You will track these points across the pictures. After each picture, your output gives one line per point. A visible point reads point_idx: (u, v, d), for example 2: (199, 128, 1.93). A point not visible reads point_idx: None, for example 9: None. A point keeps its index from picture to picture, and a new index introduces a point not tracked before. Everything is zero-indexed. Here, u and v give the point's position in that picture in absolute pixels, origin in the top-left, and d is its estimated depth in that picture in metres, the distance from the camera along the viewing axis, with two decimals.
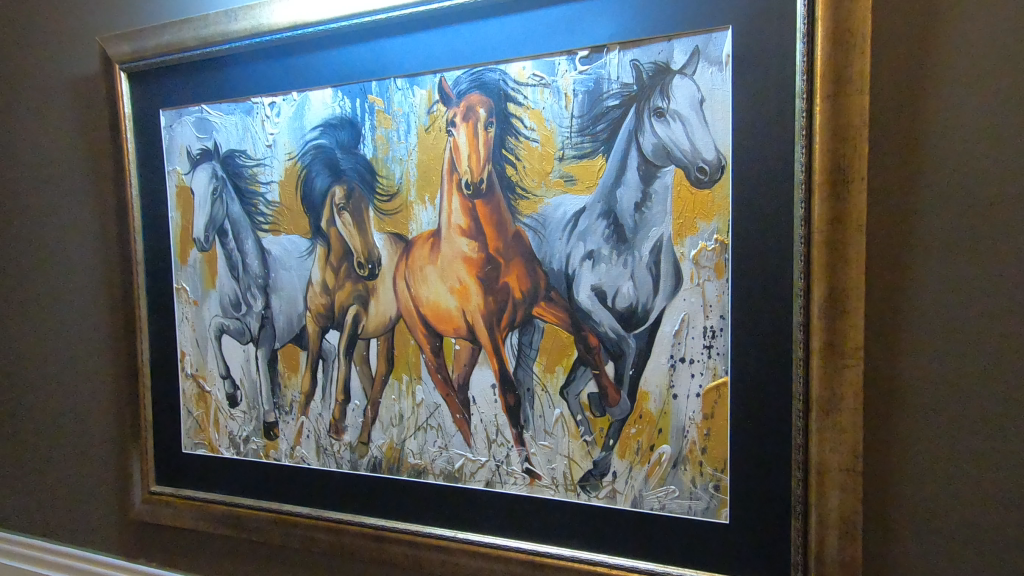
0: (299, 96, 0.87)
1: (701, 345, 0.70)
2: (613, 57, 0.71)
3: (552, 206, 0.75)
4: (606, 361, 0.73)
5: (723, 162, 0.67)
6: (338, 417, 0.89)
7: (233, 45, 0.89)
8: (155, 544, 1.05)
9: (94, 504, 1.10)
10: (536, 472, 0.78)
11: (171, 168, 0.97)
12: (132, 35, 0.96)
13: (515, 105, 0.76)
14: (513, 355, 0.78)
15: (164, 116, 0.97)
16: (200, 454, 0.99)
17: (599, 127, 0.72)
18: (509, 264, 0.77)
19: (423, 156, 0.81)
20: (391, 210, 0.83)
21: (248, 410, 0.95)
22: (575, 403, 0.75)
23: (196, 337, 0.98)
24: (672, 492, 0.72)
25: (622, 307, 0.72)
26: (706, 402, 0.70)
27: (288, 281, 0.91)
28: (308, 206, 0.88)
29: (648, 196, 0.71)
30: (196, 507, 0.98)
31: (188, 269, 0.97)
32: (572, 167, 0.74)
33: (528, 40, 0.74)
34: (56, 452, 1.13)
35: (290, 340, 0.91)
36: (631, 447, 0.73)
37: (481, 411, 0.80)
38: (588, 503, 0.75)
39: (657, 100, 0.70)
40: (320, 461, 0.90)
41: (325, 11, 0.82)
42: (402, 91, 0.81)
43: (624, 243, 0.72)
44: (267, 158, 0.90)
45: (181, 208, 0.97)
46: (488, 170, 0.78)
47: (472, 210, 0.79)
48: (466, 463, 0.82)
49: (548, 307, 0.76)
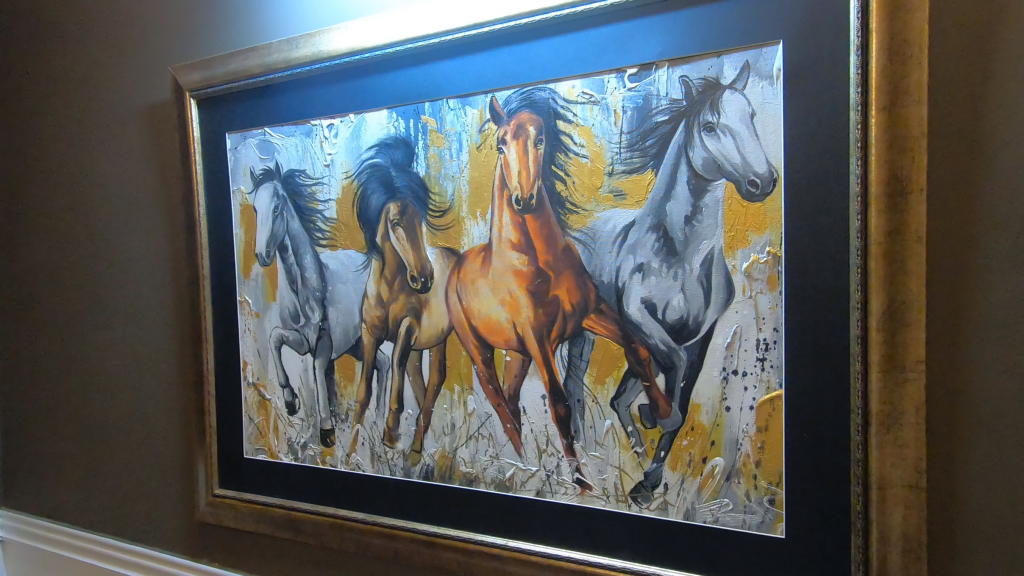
0: (356, 117, 0.91)
1: (754, 358, 0.69)
2: (662, 73, 0.72)
3: (602, 220, 0.76)
4: (657, 372, 0.74)
5: (775, 175, 0.68)
6: (392, 425, 0.92)
7: (295, 71, 0.94)
8: (217, 545, 1.10)
9: (161, 505, 1.16)
10: (587, 482, 0.79)
11: (236, 187, 1.03)
12: (202, 65, 1.03)
13: (565, 122, 0.78)
14: (563, 366, 0.79)
15: (230, 139, 1.03)
16: (260, 460, 1.03)
17: (649, 142, 0.73)
18: (559, 277, 0.79)
19: (474, 173, 0.84)
20: (443, 225, 0.86)
21: (306, 418, 0.99)
22: (625, 414, 0.76)
23: (258, 347, 1.03)
24: (726, 506, 0.72)
25: (672, 320, 0.73)
26: (760, 415, 0.70)
27: (344, 294, 0.95)
28: (364, 223, 0.92)
29: (699, 210, 0.71)
30: (257, 510, 1.03)
31: (251, 282, 1.03)
32: (621, 182, 0.75)
33: (577, 59, 0.76)
34: (126, 456, 1.20)
35: (346, 350, 0.95)
36: (682, 459, 0.74)
37: (531, 421, 0.82)
38: (639, 514, 0.76)
39: (707, 115, 0.70)
40: (374, 468, 0.93)
41: (382, 37, 0.87)
42: (454, 111, 0.84)
43: (674, 256, 0.73)
44: (325, 176, 0.95)
45: (245, 225, 1.03)
46: (539, 186, 0.80)
47: (523, 225, 0.81)
48: (517, 472, 0.83)
49: (598, 319, 0.77)
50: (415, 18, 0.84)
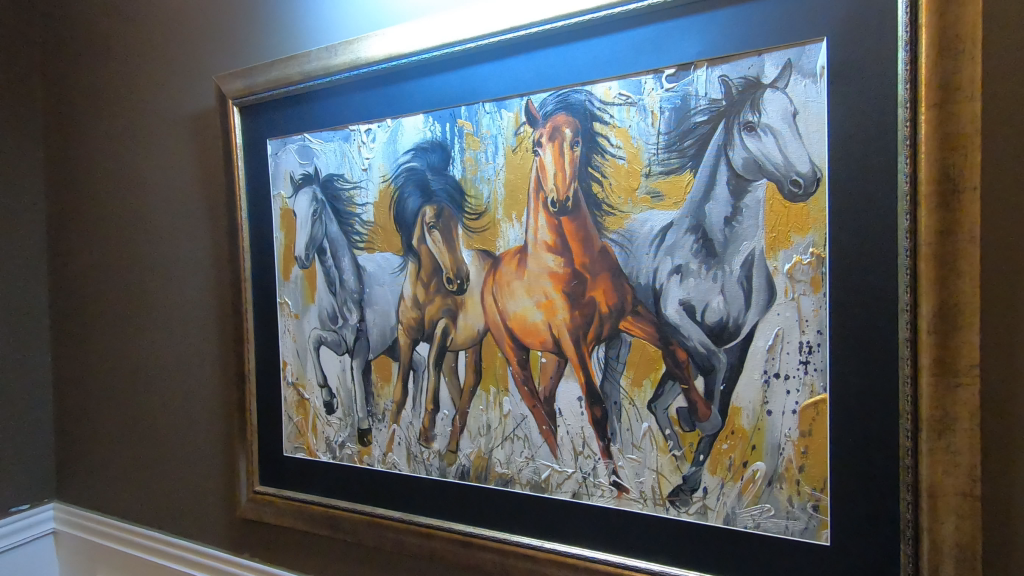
0: (393, 122, 0.93)
1: (797, 361, 0.68)
2: (701, 73, 0.72)
3: (639, 222, 0.76)
4: (696, 375, 0.73)
5: (819, 174, 0.66)
6: (428, 425, 0.93)
7: (333, 78, 0.96)
8: (258, 540, 1.13)
9: (204, 500, 1.20)
10: (623, 485, 0.78)
11: (277, 192, 1.06)
12: (244, 73, 1.06)
13: (602, 124, 0.78)
14: (600, 368, 0.79)
15: (271, 145, 1.06)
16: (299, 458, 1.06)
17: (687, 143, 0.73)
18: (595, 279, 0.79)
19: (510, 176, 0.85)
20: (479, 227, 0.87)
21: (344, 417, 1.01)
22: (663, 417, 0.75)
23: (297, 348, 1.05)
24: (767, 511, 0.71)
25: (712, 322, 0.72)
26: (803, 420, 0.68)
27: (381, 295, 0.96)
28: (400, 225, 0.94)
29: (739, 211, 0.70)
30: (296, 507, 1.05)
31: (290, 284, 1.05)
32: (659, 183, 0.75)
33: (614, 61, 0.76)
34: (171, 452, 1.24)
35: (382, 351, 0.97)
36: (722, 463, 0.73)
37: (567, 423, 0.82)
38: (677, 518, 0.75)
39: (748, 114, 0.69)
40: (410, 468, 0.94)
41: (419, 43, 0.88)
42: (490, 115, 0.85)
43: (713, 257, 0.72)
44: (363, 180, 0.97)
45: (285, 228, 1.05)
46: (575, 188, 0.80)
47: (559, 227, 0.81)
48: (553, 474, 0.83)
49: (635, 321, 0.77)
50: (451, 23, 0.85)
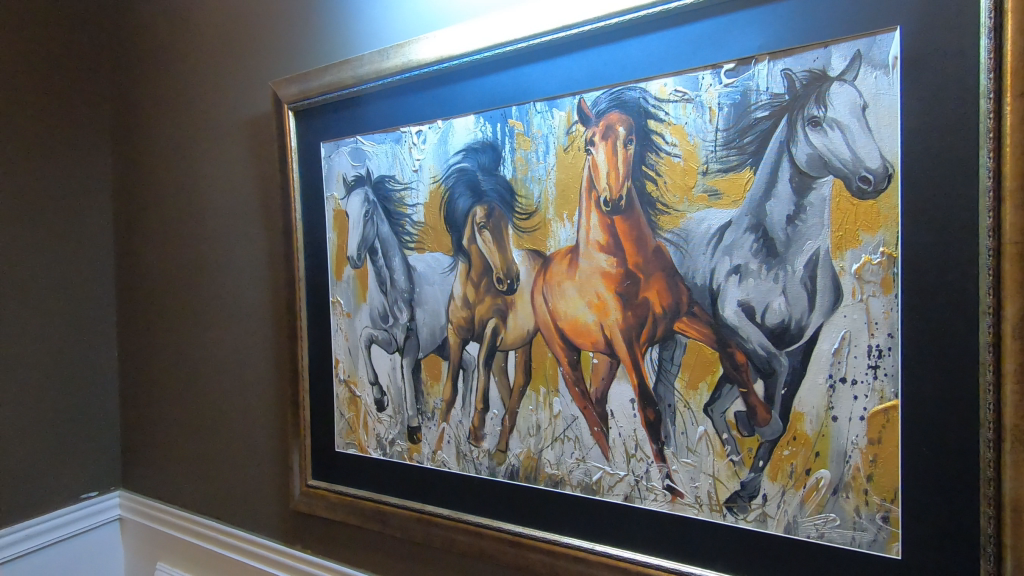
0: (444, 123, 0.94)
1: (865, 365, 0.65)
2: (762, 67, 0.69)
3: (695, 221, 0.74)
4: (755, 379, 0.71)
5: (891, 170, 0.64)
6: (477, 424, 0.93)
7: (386, 81, 0.98)
8: (310, 533, 1.16)
9: (259, 493, 1.24)
10: (677, 490, 0.77)
11: (330, 193, 1.08)
12: (298, 78, 1.09)
13: (656, 122, 0.76)
14: (653, 370, 0.78)
15: (324, 148, 1.08)
16: (351, 453, 1.08)
17: (747, 139, 0.71)
18: (649, 279, 0.78)
19: (562, 175, 0.84)
20: (530, 227, 0.87)
21: (394, 415, 1.02)
22: (720, 421, 0.74)
23: (349, 346, 1.07)
24: (832, 521, 0.68)
25: (772, 324, 0.70)
26: (872, 427, 0.65)
27: (431, 295, 0.97)
28: (451, 226, 0.95)
29: (802, 209, 0.68)
30: (348, 502, 1.07)
31: (343, 284, 1.08)
32: (717, 181, 0.73)
33: (669, 57, 0.75)
34: (228, 444, 1.29)
35: (432, 350, 0.98)
36: (783, 470, 0.70)
37: (620, 425, 0.81)
38: (735, 525, 0.73)
39: (812, 109, 0.67)
40: (460, 466, 0.95)
41: (470, 44, 0.89)
42: (541, 114, 0.85)
43: (775, 257, 0.70)
44: (413, 181, 0.98)
45: (337, 229, 1.08)
46: (628, 187, 0.79)
47: (611, 226, 0.80)
48: (604, 477, 0.82)
49: (691, 323, 0.75)
50: (502, 24, 0.86)
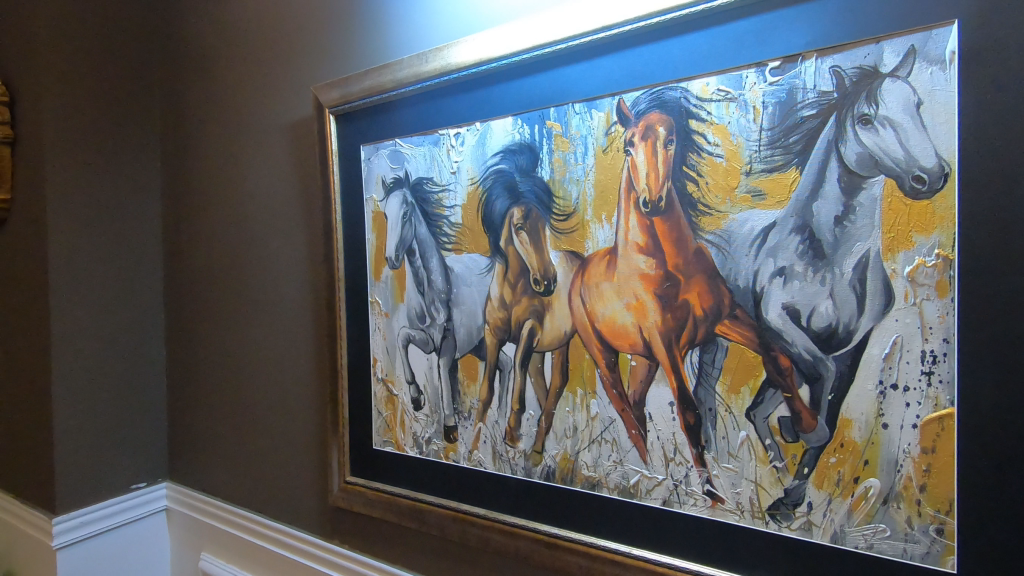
0: (482, 125, 0.95)
1: (919, 371, 0.63)
2: (809, 64, 0.68)
3: (738, 222, 0.73)
4: (800, 384, 0.69)
5: (947, 169, 0.61)
6: (514, 425, 0.94)
7: (425, 84, 0.99)
8: (348, 529, 1.18)
9: (299, 487, 1.27)
10: (718, 495, 0.76)
11: (369, 196, 1.10)
12: (339, 83, 1.11)
13: (698, 122, 0.75)
14: (693, 374, 0.77)
15: (364, 151, 1.10)
16: (388, 451, 1.10)
17: (793, 138, 0.69)
18: (689, 281, 0.77)
19: (601, 176, 0.84)
20: (568, 229, 0.87)
21: (431, 413, 1.04)
22: (762, 426, 0.72)
23: (387, 345, 1.09)
24: (882, 532, 0.66)
25: (819, 327, 0.68)
26: (925, 435, 0.63)
27: (468, 295, 0.98)
28: (488, 227, 0.95)
29: (851, 210, 0.66)
30: (385, 499, 1.09)
31: (381, 284, 1.09)
32: (761, 181, 0.71)
33: (712, 56, 0.74)
34: (270, 440, 1.32)
35: (469, 350, 0.98)
36: (830, 478, 0.68)
37: (658, 428, 0.80)
38: (778, 533, 0.72)
39: (863, 106, 0.65)
40: (496, 466, 0.96)
41: (509, 46, 0.89)
42: (580, 115, 0.85)
43: (822, 259, 0.68)
44: (451, 183, 0.99)
45: (376, 230, 1.10)
46: (668, 188, 0.78)
47: (650, 227, 0.79)
48: (642, 480, 0.82)
49: (732, 325, 0.73)
50: (542, 26, 0.86)
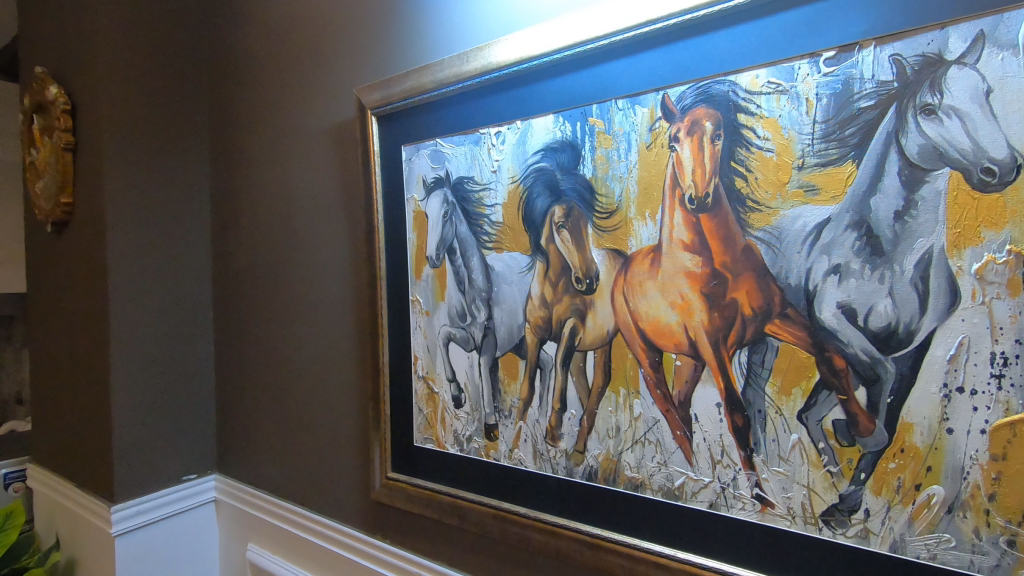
0: (523, 123, 0.94)
1: (987, 374, 0.60)
2: (867, 54, 0.65)
3: (789, 218, 0.71)
4: (857, 386, 0.67)
5: (1021, 160, 0.58)
6: (555, 424, 0.93)
7: (465, 84, 1.00)
8: (390, 524, 1.20)
9: (342, 482, 1.30)
10: (768, 499, 0.74)
11: (410, 195, 1.11)
12: (380, 84, 1.12)
13: (747, 115, 0.73)
14: (741, 374, 0.75)
15: (405, 151, 1.11)
16: (429, 448, 1.11)
17: (849, 131, 0.67)
18: (737, 280, 0.75)
19: (644, 173, 0.82)
20: (611, 227, 0.86)
21: (471, 411, 1.04)
22: (816, 429, 0.70)
23: (428, 343, 1.10)
24: (946, 542, 0.63)
25: (877, 327, 0.65)
26: (994, 442, 0.60)
27: (509, 294, 0.98)
28: (529, 226, 0.95)
29: (913, 204, 0.63)
30: (426, 496, 1.10)
31: (421, 283, 1.11)
32: (814, 176, 0.69)
33: (762, 48, 0.72)
34: (313, 434, 1.36)
35: (510, 349, 0.99)
36: (889, 484, 0.66)
37: (705, 430, 0.78)
38: (833, 540, 0.69)
39: (926, 96, 0.62)
40: (537, 465, 0.96)
41: (550, 43, 0.89)
42: (623, 111, 0.84)
43: (880, 256, 0.65)
44: (492, 182, 0.99)
45: (417, 229, 1.11)
46: (715, 184, 0.76)
47: (696, 225, 0.78)
48: (687, 482, 0.80)
49: (783, 324, 0.71)
50: (584, 22, 0.85)
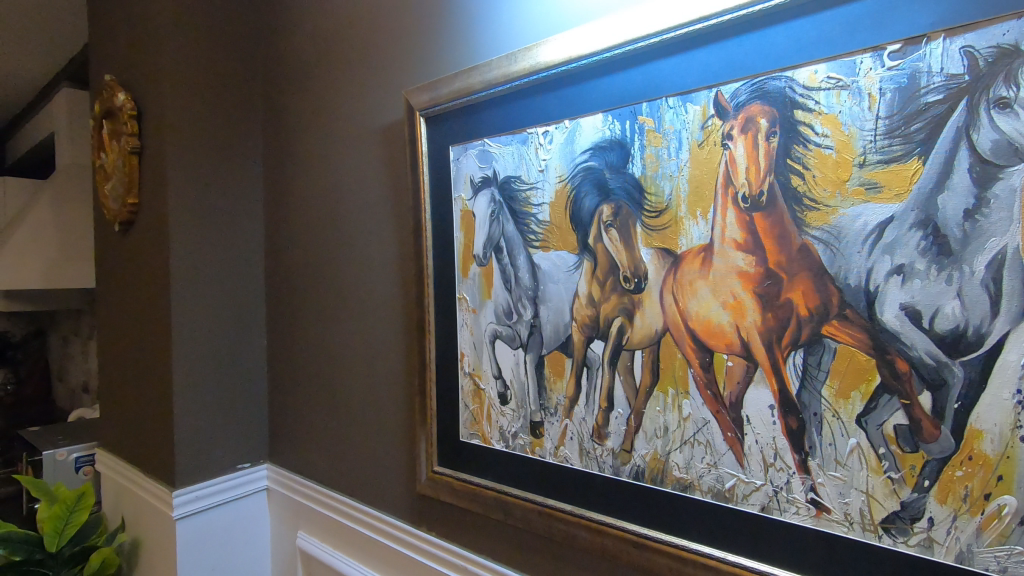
0: (571, 123, 0.95)
1: None
2: (935, 46, 0.63)
3: (849, 217, 0.69)
4: (921, 390, 0.65)
5: None
6: (602, 422, 0.93)
7: (513, 84, 1.01)
8: (435, 516, 1.23)
9: (389, 475, 1.33)
10: (823, 504, 0.72)
11: (458, 195, 1.13)
12: (429, 86, 1.14)
13: (805, 112, 0.72)
14: (796, 376, 0.73)
15: (453, 151, 1.13)
16: (474, 444, 1.13)
17: (915, 127, 0.64)
18: (793, 280, 0.73)
19: (696, 171, 0.81)
20: (660, 226, 0.85)
21: (517, 408, 1.06)
22: (876, 434, 0.68)
23: (474, 340, 1.12)
24: (1018, 554, 0.60)
25: (944, 330, 0.63)
26: None
27: (556, 292, 0.99)
28: (577, 225, 0.95)
29: (985, 202, 0.61)
30: (471, 490, 1.12)
31: (468, 281, 1.12)
32: (876, 173, 0.67)
33: (822, 42, 0.70)
34: (361, 427, 1.40)
35: (556, 347, 0.99)
36: (956, 492, 0.63)
37: (757, 432, 0.77)
38: (893, 548, 0.67)
39: (1001, 89, 0.59)
40: (583, 463, 0.96)
41: (600, 42, 0.89)
42: (674, 109, 0.83)
43: (948, 256, 0.63)
44: (539, 181, 1.00)
45: (464, 228, 1.13)
46: (770, 182, 0.75)
47: (750, 224, 0.76)
48: (738, 484, 0.79)
49: (841, 326, 0.69)
50: (634, 20, 0.85)
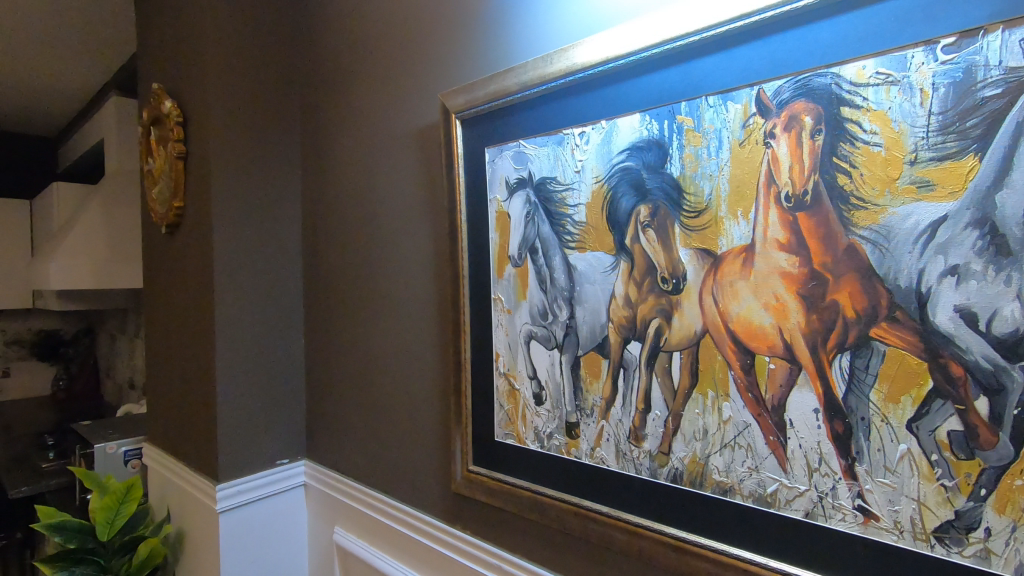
0: (608, 123, 0.94)
1: None
2: (993, 38, 0.61)
3: (899, 216, 0.67)
4: (976, 395, 0.62)
5: None
6: (638, 424, 0.93)
7: (549, 85, 1.01)
8: (470, 515, 1.24)
9: (424, 472, 1.35)
10: (871, 512, 0.70)
11: (493, 196, 1.14)
12: (465, 89, 1.16)
13: (852, 109, 0.70)
14: (843, 379, 0.71)
15: (489, 153, 1.14)
16: (509, 443, 1.13)
17: (970, 122, 0.62)
18: (839, 281, 0.71)
19: (737, 171, 0.80)
20: (699, 226, 0.84)
21: (552, 409, 1.06)
22: (928, 440, 0.66)
23: (509, 340, 1.13)
24: None
25: (1001, 333, 0.61)
26: None
27: (592, 293, 0.99)
28: (614, 225, 0.95)
29: None
30: (506, 490, 1.13)
31: (504, 281, 1.13)
32: (928, 171, 0.65)
33: (870, 37, 0.69)
34: (396, 425, 1.42)
35: (593, 348, 0.99)
36: (1015, 502, 0.61)
37: (800, 436, 0.75)
38: (946, 559, 0.65)
39: None
40: (620, 465, 0.96)
41: (638, 41, 0.88)
42: (714, 108, 0.82)
43: (1007, 256, 0.60)
44: (575, 182, 1.00)
45: (499, 229, 1.13)
46: (815, 180, 0.73)
47: (793, 223, 0.75)
48: (781, 489, 0.77)
49: (891, 328, 0.67)
50: (673, 18, 0.84)
